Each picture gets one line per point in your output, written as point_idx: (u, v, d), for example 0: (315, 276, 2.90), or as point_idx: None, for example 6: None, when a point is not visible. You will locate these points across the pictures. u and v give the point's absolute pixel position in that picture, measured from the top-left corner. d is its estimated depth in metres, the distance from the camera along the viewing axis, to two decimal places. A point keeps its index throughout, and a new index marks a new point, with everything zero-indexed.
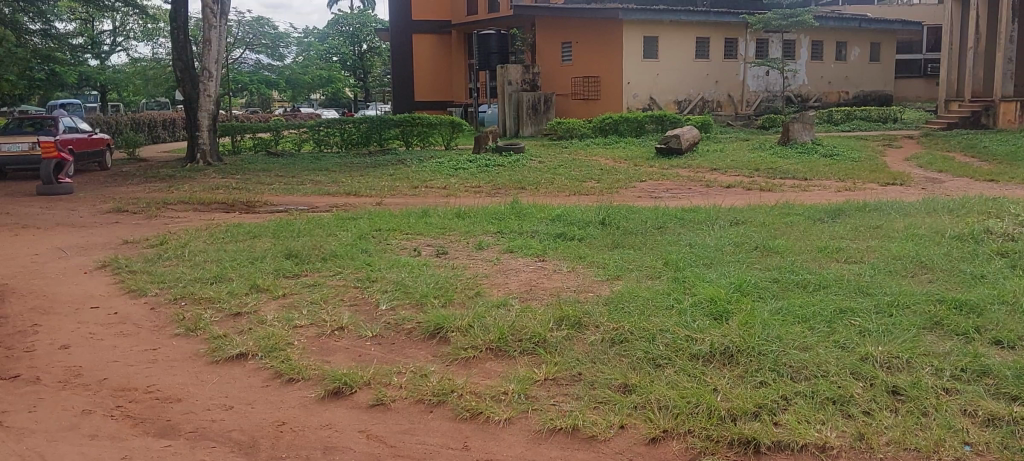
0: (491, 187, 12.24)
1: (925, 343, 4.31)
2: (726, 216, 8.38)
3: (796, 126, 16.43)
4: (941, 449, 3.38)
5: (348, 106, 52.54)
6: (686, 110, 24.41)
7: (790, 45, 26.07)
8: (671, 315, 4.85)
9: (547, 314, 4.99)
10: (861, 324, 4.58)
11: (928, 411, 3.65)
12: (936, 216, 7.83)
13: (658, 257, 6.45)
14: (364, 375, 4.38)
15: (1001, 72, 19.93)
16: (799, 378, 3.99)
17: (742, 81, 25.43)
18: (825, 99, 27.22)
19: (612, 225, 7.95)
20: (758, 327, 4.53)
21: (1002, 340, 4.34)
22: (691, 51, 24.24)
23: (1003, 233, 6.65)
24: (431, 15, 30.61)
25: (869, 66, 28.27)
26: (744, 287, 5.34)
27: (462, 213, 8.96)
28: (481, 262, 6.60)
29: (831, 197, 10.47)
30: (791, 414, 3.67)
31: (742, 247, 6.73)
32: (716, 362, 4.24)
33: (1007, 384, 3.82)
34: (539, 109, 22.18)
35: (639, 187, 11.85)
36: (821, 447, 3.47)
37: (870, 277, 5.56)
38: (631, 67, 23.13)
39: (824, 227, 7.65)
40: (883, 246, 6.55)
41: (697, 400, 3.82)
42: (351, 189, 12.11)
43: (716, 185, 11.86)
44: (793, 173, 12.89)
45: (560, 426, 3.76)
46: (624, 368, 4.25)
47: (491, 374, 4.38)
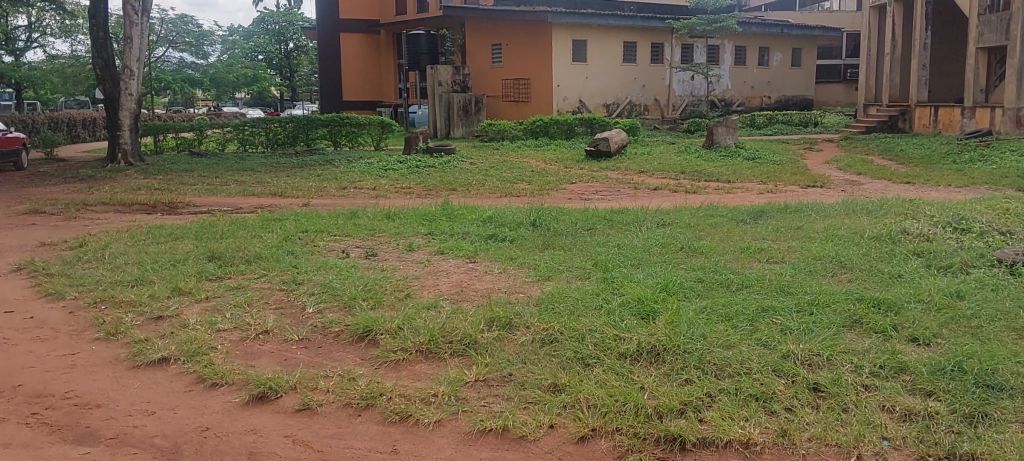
0: (422, 188, 12.18)
1: (844, 341, 4.41)
2: (654, 217, 8.45)
3: (720, 130, 16.69)
4: (861, 444, 3.47)
5: (274, 105, 51.73)
6: (615, 114, 24.70)
7: (715, 50, 26.54)
8: (600, 315, 4.88)
9: (478, 315, 4.96)
10: (782, 322, 4.68)
11: (847, 407, 3.73)
12: (857, 217, 8.06)
13: (588, 258, 6.48)
14: (290, 379, 4.30)
15: (916, 78, 20.56)
16: (722, 376, 4.04)
17: (668, 85, 25.82)
18: (748, 103, 27.77)
19: (542, 227, 7.95)
20: (683, 326, 4.58)
21: (918, 338, 4.45)
22: (619, 54, 24.48)
23: (919, 234, 6.87)
24: (360, 15, 30.33)
25: (791, 72, 28.93)
26: (670, 286, 5.40)
27: (391, 214, 8.88)
28: (411, 264, 6.54)
29: (753, 199, 10.66)
30: (715, 411, 3.73)
31: (669, 247, 6.82)
32: (643, 361, 4.28)
33: (923, 380, 3.91)
34: (469, 111, 22.15)
35: (570, 190, 11.88)
36: (744, 443, 3.52)
37: (792, 277, 5.67)
38: (560, 69, 23.23)
39: (746, 228, 7.80)
40: (803, 246, 6.73)
41: (625, 399, 3.85)
42: (277, 190, 11.93)
43: (645, 187, 12.00)
44: (718, 176, 13.12)
45: (490, 427, 3.75)
46: (553, 367, 4.26)
47: (421, 377, 4.34)
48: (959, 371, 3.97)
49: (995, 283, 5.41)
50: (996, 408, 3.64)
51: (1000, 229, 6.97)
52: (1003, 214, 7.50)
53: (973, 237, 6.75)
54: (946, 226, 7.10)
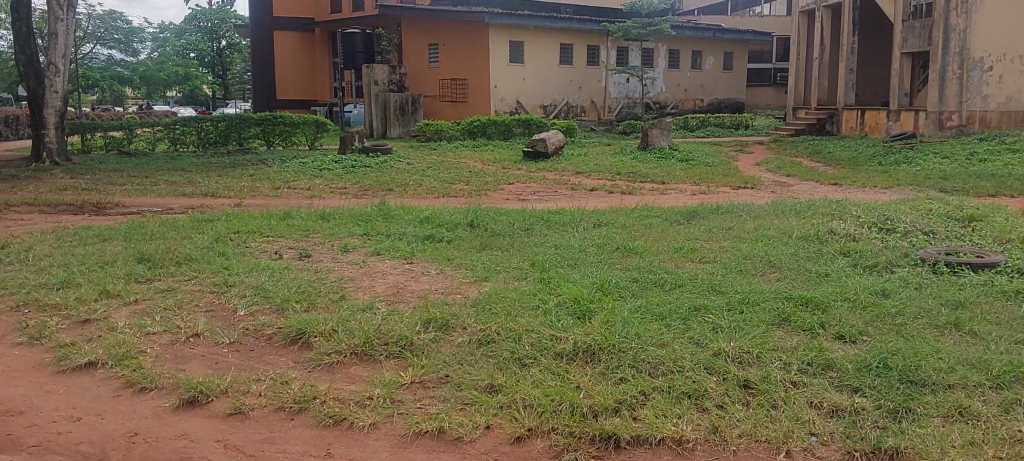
0: (357, 188, 12.11)
1: (773, 338, 4.50)
2: (589, 218, 8.53)
3: (654, 132, 16.88)
4: (789, 440, 3.54)
5: (205, 104, 50.84)
6: (552, 115, 24.83)
7: (650, 53, 26.88)
8: (536, 315, 4.90)
9: (414, 317, 4.94)
10: (715, 320, 4.75)
11: (776, 404, 3.81)
12: (786, 218, 8.25)
13: (525, 258, 6.50)
14: (221, 383, 4.23)
15: (844, 82, 21.06)
16: (656, 374, 4.10)
17: (604, 87, 26.06)
18: (682, 106, 28.17)
19: (480, 227, 7.96)
20: (618, 326, 4.62)
21: (844, 335, 4.57)
22: (555, 56, 24.62)
23: (846, 234, 7.05)
24: (294, 13, 29.96)
25: (722, 75, 29.42)
26: (606, 286, 5.45)
27: (326, 215, 8.79)
28: (346, 265, 6.49)
29: (687, 200, 10.85)
30: (648, 409, 3.77)
31: (604, 247, 6.89)
32: (579, 360, 4.31)
33: (850, 376, 4.01)
34: (406, 110, 22.04)
35: (507, 190, 11.92)
36: (677, 440, 3.58)
37: (723, 276, 5.77)
38: (497, 69, 23.24)
39: (679, 228, 7.92)
40: (734, 246, 6.85)
41: (561, 398, 3.87)
42: (209, 190, 11.75)
43: (581, 188, 12.08)
44: (653, 177, 13.28)
45: (426, 429, 3.74)
46: (489, 368, 4.27)
47: (356, 379, 4.31)
48: (883, 367, 4.08)
49: (918, 282, 5.57)
50: (918, 402, 3.75)
51: (922, 229, 7.19)
52: (925, 214, 7.75)
53: (897, 237, 6.94)
54: (871, 226, 7.29)
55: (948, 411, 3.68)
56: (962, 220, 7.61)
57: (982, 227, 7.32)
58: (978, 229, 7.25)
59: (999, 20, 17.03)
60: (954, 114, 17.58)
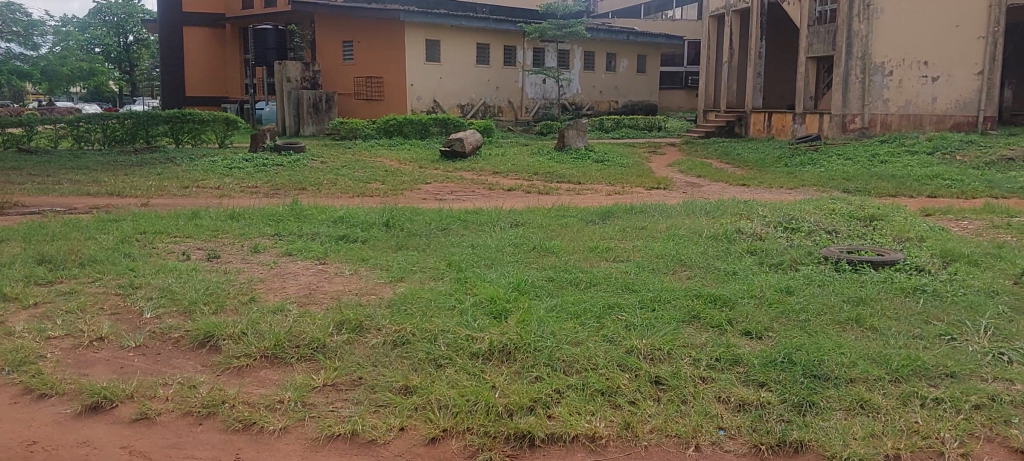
0: (270, 187, 11.90)
1: (684, 335, 4.59)
2: (506, 218, 8.56)
3: (571, 132, 17.01)
4: (698, 434, 3.62)
5: (111, 100, 49.37)
6: (469, 115, 24.82)
7: (565, 55, 27.12)
8: (452, 315, 4.88)
9: (326, 318, 4.87)
10: (627, 318, 4.82)
11: (686, 399, 3.89)
12: (696, 217, 8.42)
13: (441, 258, 6.48)
14: (126, 388, 4.11)
15: (752, 85, 21.59)
16: (570, 372, 4.14)
17: (520, 87, 26.19)
18: (597, 107, 28.49)
19: (395, 228, 7.90)
20: (533, 325, 4.65)
21: (751, 332, 4.69)
22: (472, 56, 24.62)
23: (753, 234, 7.22)
24: (205, 9, 29.21)
25: (636, 77, 29.86)
26: (522, 285, 5.48)
27: (235, 215, 8.60)
28: (257, 266, 6.37)
29: (602, 200, 11.01)
30: (563, 407, 3.81)
31: (520, 247, 6.92)
32: (495, 359, 4.32)
33: (756, 371, 4.12)
34: (320, 108, 21.76)
35: (424, 190, 11.86)
36: (590, 437, 3.62)
37: (636, 275, 5.86)
38: (414, 68, 23.11)
39: (594, 228, 8.02)
40: (647, 246, 6.95)
41: (476, 398, 3.87)
42: (114, 189, 11.37)
43: (498, 188, 12.09)
44: (568, 178, 13.36)
45: (338, 432, 3.70)
46: (404, 370, 4.24)
47: (266, 383, 4.23)
48: (788, 362, 4.20)
49: (822, 280, 5.75)
50: (821, 396, 3.87)
51: (825, 228, 7.41)
52: (828, 214, 7.99)
53: (801, 236, 7.15)
54: (777, 226, 7.49)
55: (850, 405, 3.81)
56: (864, 220, 7.88)
57: (883, 226, 7.58)
58: (878, 228, 7.50)
59: (897, 26, 17.73)
60: (857, 117, 18.16)
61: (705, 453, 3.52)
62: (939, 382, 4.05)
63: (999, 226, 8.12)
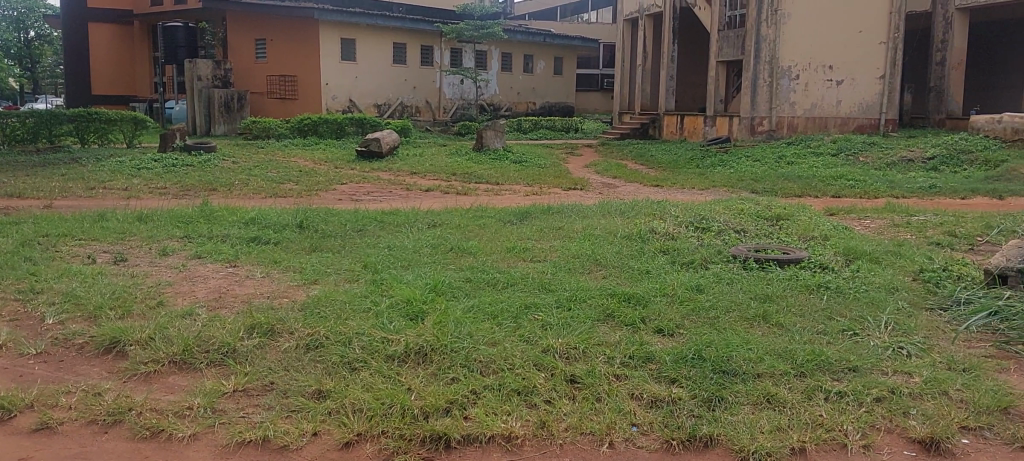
0: (180, 187, 11.62)
1: (598, 333, 4.64)
2: (423, 218, 8.55)
3: (489, 133, 17.04)
4: (612, 431, 3.67)
5: (10, 99, 47.60)
6: (385, 114, 24.64)
7: (482, 55, 27.16)
8: (367, 318, 4.84)
9: (236, 323, 4.77)
10: (543, 318, 4.85)
11: (600, 397, 3.94)
12: (611, 217, 8.54)
13: (356, 260, 6.41)
14: (26, 398, 3.95)
15: (666, 87, 21.93)
16: (487, 373, 4.15)
17: (438, 87, 26.12)
18: (515, 108, 28.59)
19: (309, 229, 7.81)
20: (450, 325, 4.65)
21: (663, 329, 4.77)
22: (388, 55, 24.45)
23: (666, 233, 7.35)
24: (110, 4, 28.23)
25: (553, 79, 30.07)
26: (439, 287, 5.47)
27: (144, 216, 8.38)
28: (165, 269, 6.21)
29: (519, 200, 11.08)
30: (479, 407, 3.81)
31: (437, 248, 6.90)
32: (410, 361, 4.30)
33: (668, 368, 4.20)
34: (231, 107, 21.28)
35: (339, 190, 11.74)
36: (506, 437, 3.63)
37: (553, 275, 5.91)
38: (329, 67, 22.83)
39: (512, 228, 8.06)
40: (564, 246, 7.00)
41: (391, 400, 3.84)
42: (15, 191, 10.93)
43: (415, 189, 12.05)
44: (486, 179, 13.37)
45: (249, 438, 3.63)
46: (318, 374, 4.18)
47: (174, 389, 4.12)
48: (698, 358, 4.29)
49: (731, 277, 5.90)
50: (730, 391, 3.96)
51: (734, 228, 7.60)
52: (738, 214, 8.18)
53: (712, 236, 7.31)
54: (688, 226, 7.63)
55: (757, 399, 3.91)
56: (771, 219, 8.08)
57: (789, 225, 7.81)
58: (784, 228, 7.72)
59: (802, 31, 18.28)
60: (765, 119, 18.47)
61: (618, 449, 3.57)
62: (842, 376, 4.18)
63: (899, 225, 8.42)
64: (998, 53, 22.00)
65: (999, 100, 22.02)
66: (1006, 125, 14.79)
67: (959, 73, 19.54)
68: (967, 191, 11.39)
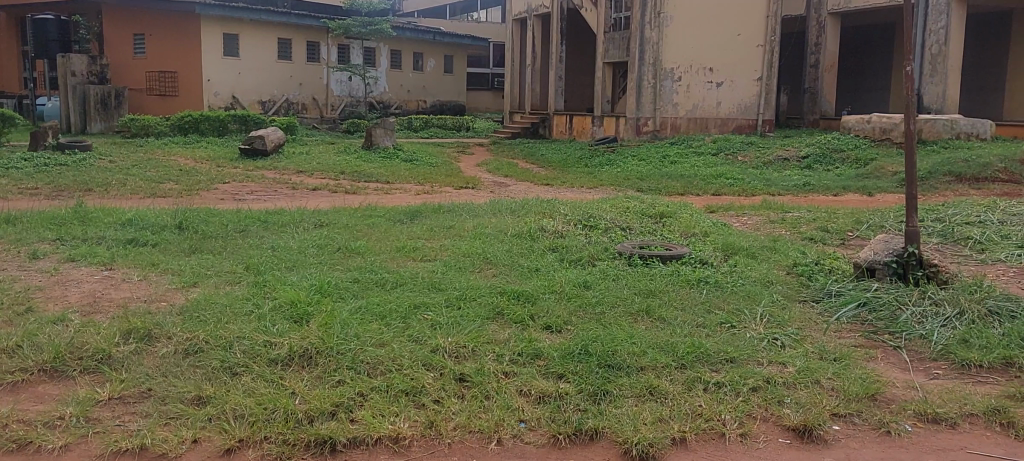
0: (51, 188, 11.08)
1: (487, 332, 4.65)
2: (309, 218, 8.40)
3: (378, 131, 16.88)
4: (501, 428, 3.69)
5: None
6: (270, 112, 24.12)
7: (371, 52, 26.90)
8: (249, 321, 4.72)
9: (112, 328, 4.59)
10: (433, 317, 4.84)
11: (489, 395, 3.95)
12: (501, 216, 8.56)
13: (239, 262, 6.24)
14: None
15: (555, 87, 22.17)
16: (375, 374, 4.10)
17: (325, 84, 25.72)
18: (405, 107, 28.42)
19: (190, 229, 7.57)
20: (336, 327, 4.58)
21: (551, 326, 4.82)
22: (273, 51, 23.95)
23: (555, 232, 7.41)
24: None
25: (443, 78, 30.00)
26: (325, 288, 5.38)
27: (11, 218, 7.95)
28: (35, 273, 5.90)
29: (409, 199, 10.99)
30: (365, 410, 3.77)
31: (324, 249, 6.78)
32: (295, 365, 4.22)
33: (556, 364, 4.24)
34: (108, 104, 20.41)
35: (222, 190, 11.40)
36: (393, 438, 3.60)
37: (442, 274, 5.89)
38: (211, 63, 22.22)
39: (402, 228, 7.98)
40: (454, 245, 6.97)
41: (274, 405, 3.76)
42: None
43: (302, 188, 11.83)
44: (376, 177, 13.26)
45: (125, 448, 3.50)
46: (198, 379, 4.06)
47: (44, 399, 3.94)
48: (585, 353, 4.35)
49: (616, 273, 6.01)
50: (615, 385, 4.03)
51: (620, 225, 7.75)
52: (624, 212, 8.34)
53: (598, 233, 7.44)
54: (577, 224, 7.72)
55: (640, 391, 3.99)
56: (654, 217, 8.27)
57: (671, 222, 8.00)
58: (668, 225, 7.91)
59: (685, 34, 18.76)
60: (650, 120, 18.88)
61: (506, 446, 3.59)
62: (720, 367, 4.31)
63: (775, 222, 8.73)
64: (868, 57, 23.08)
65: (868, 103, 23.11)
66: (874, 125, 15.51)
67: (831, 75, 20.41)
68: (839, 188, 11.92)
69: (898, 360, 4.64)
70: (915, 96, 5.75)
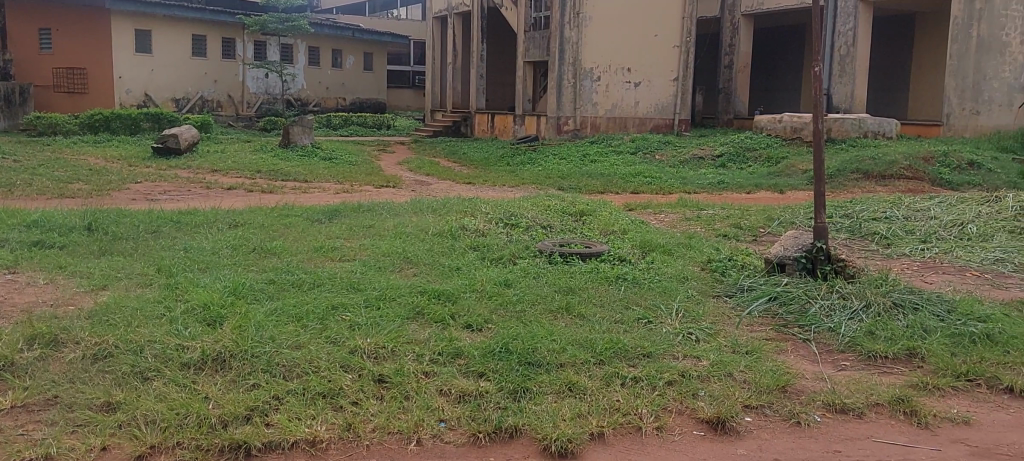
0: None
1: (407, 332, 4.63)
2: (225, 218, 8.24)
3: (296, 129, 16.65)
4: (420, 429, 3.67)
5: None
6: (184, 109, 23.57)
7: (288, 49, 26.49)
8: (161, 325, 4.60)
9: (15, 334, 4.42)
10: (351, 318, 4.79)
11: (409, 395, 3.94)
12: (421, 215, 8.51)
13: (150, 264, 6.08)
14: None
15: (476, 86, 22.17)
16: (290, 377, 4.04)
17: (241, 81, 25.23)
18: (324, 104, 28.07)
19: (99, 231, 7.34)
20: (250, 330, 4.50)
21: (471, 325, 4.82)
22: (187, 47, 23.40)
23: (477, 231, 7.41)
24: None
25: (363, 75, 29.71)
26: (239, 289, 5.28)
27: None
28: None
29: (328, 198, 10.86)
30: (281, 413, 3.71)
31: (239, 250, 6.65)
32: (208, 369, 4.13)
33: (476, 362, 4.25)
34: (12, 101, 19.73)
35: (134, 190, 11.10)
36: (309, 442, 3.56)
37: (361, 274, 5.83)
38: (122, 60, 21.62)
39: (320, 227, 7.88)
40: (373, 245, 6.92)
41: (187, 410, 3.68)
42: None
43: (217, 187, 11.58)
44: (294, 176, 13.07)
45: (29, 458, 3.37)
46: (107, 385, 3.94)
47: None
48: (505, 351, 4.36)
49: (536, 271, 6.04)
50: (535, 382, 4.05)
51: (541, 223, 7.80)
52: (544, 210, 8.39)
53: (519, 231, 7.48)
54: (497, 223, 7.74)
55: (559, 388, 4.03)
56: (574, 215, 8.35)
57: (591, 220, 8.08)
58: (588, 223, 7.99)
59: (604, 34, 18.95)
60: (570, 119, 19.01)
61: (426, 446, 3.58)
62: (637, 361, 4.38)
63: (690, 219, 8.89)
64: (780, 58, 23.68)
65: (781, 102, 23.71)
66: (785, 124, 15.91)
67: (745, 76, 20.87)
68: (753, 186, 12.21)
69: (807, 353, 4.77)
70: (823, 95, 5.91)
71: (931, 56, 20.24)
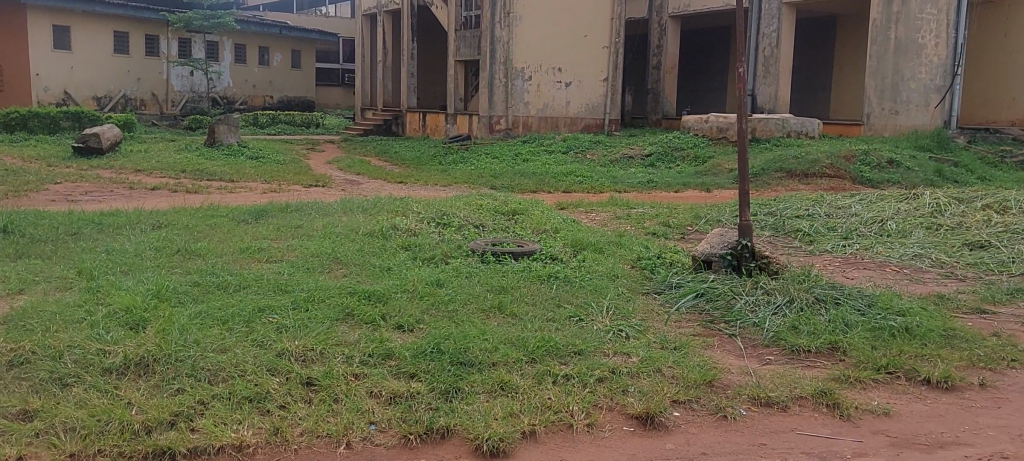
0: None
1: (336, 333, 4.58)
2: (149, 218, 8.06)
3: (221, 128, 16.36)
4: (349, 432, 3.64)
5: None
6: (106, 108, 22.97)
7: (214, 47, 25.99)
8: (81, 329, 4.47)
9: None
10: (278, 320, 4.72)
11: (338, 398, 3.90)
12: (351, 215, 8.43)
13: (70, 266, 5.91)
14: None
15: (407, 84, 22.05)
16: (216, 381, 3.97)
17: (166, 79, 24.67)
18: (251, 102, 27.62)
19: (15, 233, 7.12)
20: (174, 333, 4.40)
21: (402, 325, 4.79)
22: (108, 45, 22.81)
23: (408, 230, 7.37)
24: None
25: (292, 73, 29.31)
26: (163, 292, 5.16)
27: None
28: None
29: (256, 198, 10.71)
30: (207, 418, 3.64)
31: (163, 251, 6.51)
32: (131, 374, 4.03)
33: (407, 363, 4.22)
34: None
35: (53, 190, 10.79)
36: (236, 446, 3.50)
37: (290, 275, 5.76)
38: (40, 57, 20.98)
39: (247, 228, 7.75)
40: (302, 245, 6.84)
41: (109, 417, 3.59)
42: None
43: (140, 187, 11.31)
44: (220, 175, 12.83)
45: None
46: (23, 392, 3.81)
47: None
48: (436, 352, 4.35)
49: (468, 271, 6.03)
50: (466, 382, 4.05)
51: (473, 222, 7.80)
52: (476, 209, 8.38)
53: (451, 231, 7.46)
54: (429, 222, 7.70)
55: (491, 387, 4.03)
56: (506, 214, 8.36)
57: (522, 220, 8.10)
58: (519, 222, 8.01)
59: (535, 34, 19.02)
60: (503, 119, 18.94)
61: (355, 449, 3.55)
62: (568, 360, 4.40)
63: (620, 217, 8.97)
64: (707, 58, 24.07)
65: (708, 102, 24.09)
66: (712, 124, 16.17)
67: (673, 76, 21.17)
68: (681, 184, 12.39)
69: (734, 348, 4.86)
70: (747, 96, 6.03)
71: (852, 56, 20.79)
